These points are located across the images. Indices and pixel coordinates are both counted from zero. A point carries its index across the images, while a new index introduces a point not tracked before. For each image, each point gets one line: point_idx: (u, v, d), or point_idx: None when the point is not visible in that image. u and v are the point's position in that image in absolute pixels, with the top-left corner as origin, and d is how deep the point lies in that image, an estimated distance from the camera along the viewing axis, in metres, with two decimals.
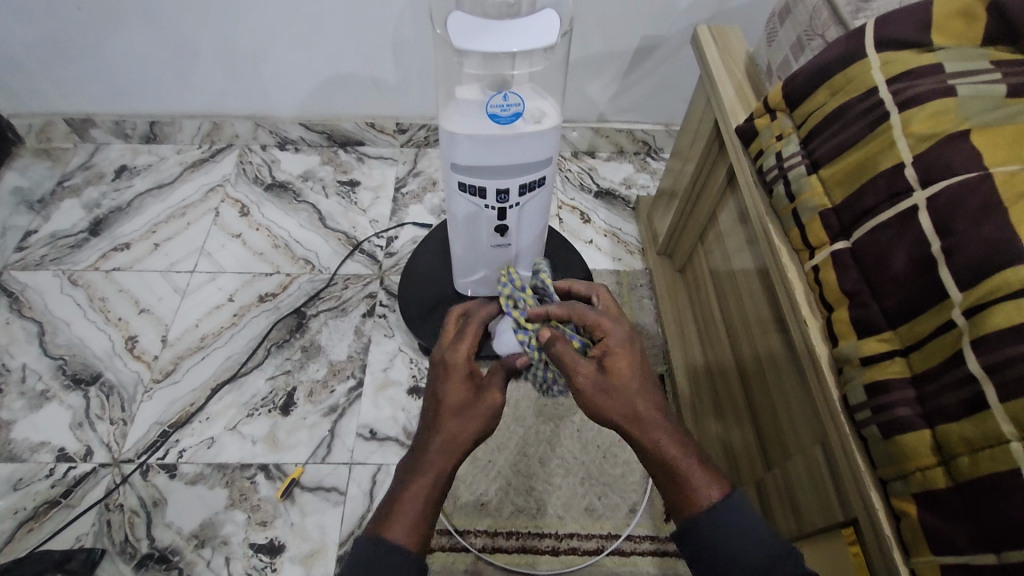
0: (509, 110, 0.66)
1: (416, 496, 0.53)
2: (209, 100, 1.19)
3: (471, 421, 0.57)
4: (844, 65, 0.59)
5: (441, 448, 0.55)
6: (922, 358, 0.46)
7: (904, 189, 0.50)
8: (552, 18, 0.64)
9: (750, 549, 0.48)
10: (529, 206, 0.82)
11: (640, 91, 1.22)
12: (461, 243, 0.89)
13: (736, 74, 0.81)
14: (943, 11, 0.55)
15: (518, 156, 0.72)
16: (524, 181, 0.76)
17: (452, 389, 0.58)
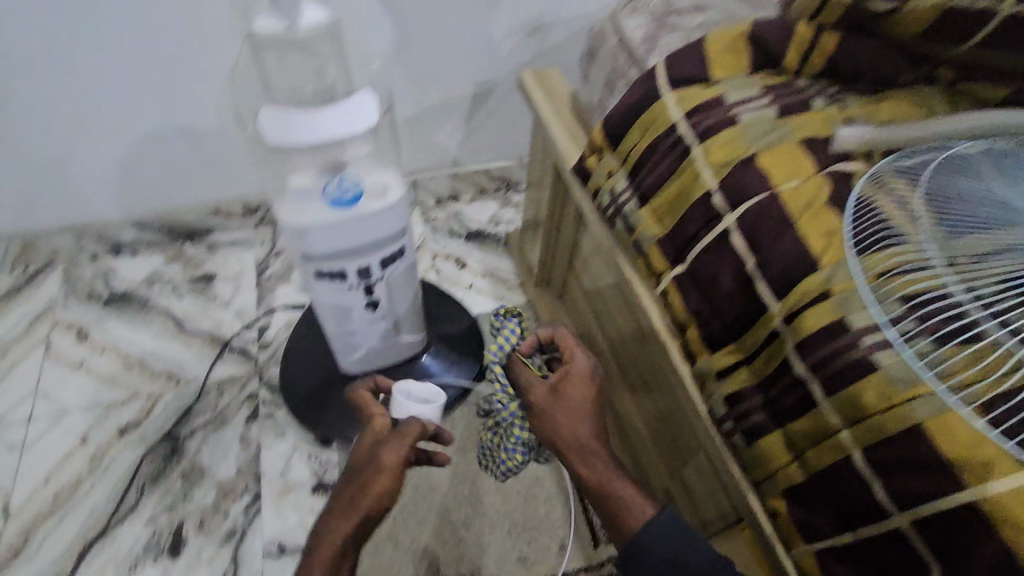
0: (348, 192, 0.65)
1: (321, 567, 0.56)
2: (15, 218, 1.08)
3: (383, 483, 0.59)
4: (645, 104, 0.64)
5: (356, 511, 0.58)
6: (761, 364, 0.51)
7: (716, 214, 0.56)
8: (368, 98, 0.64)
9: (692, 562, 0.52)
10: (395, 276, 0.80)
11: (485, 132, 1.27)
12: (333, 324, 0.85)
13: (562, 114, 0.87)
14: (715, 48, 0.62)
15: (370, 235, 0.70)
16: (383, 256, 0.74)
17: (385, 453, 0.61)
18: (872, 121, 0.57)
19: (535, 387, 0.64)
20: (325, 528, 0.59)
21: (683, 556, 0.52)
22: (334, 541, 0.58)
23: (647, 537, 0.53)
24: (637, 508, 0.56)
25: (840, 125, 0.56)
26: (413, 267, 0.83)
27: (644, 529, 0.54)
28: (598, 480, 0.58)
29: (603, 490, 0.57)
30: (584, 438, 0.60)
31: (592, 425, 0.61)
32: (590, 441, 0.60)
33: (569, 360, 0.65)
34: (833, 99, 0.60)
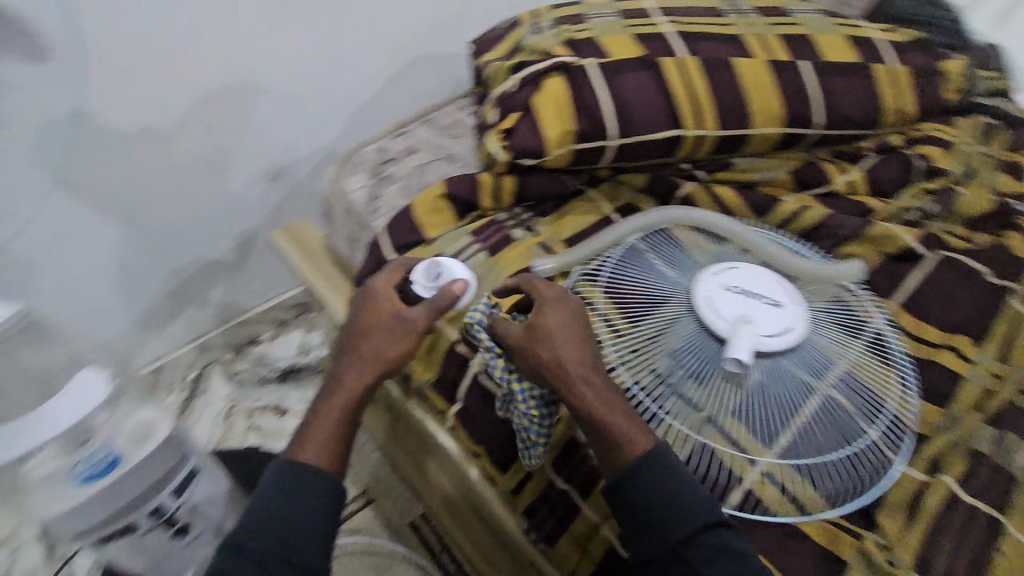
0: (107, 460, 0.69)
1: (322, 436, 0.60)
2: None
3: (364, 375, 0.62)
4: (381, 272, 0.72)
5: (341, 391, 0.62)
6: (537, 478, 0.63)
7: (466, 359, 0.67)
8: (91, 371, 0.70)
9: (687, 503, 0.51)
10: (196, 494, 0.81)
11: (263, 274, 1.23)
12: (144, 565, 0.80)
13: (322, 268, 0.92)
14: (423, 209, 0.72)
15: (146, 481, 0.72)
16: (172, 487, 0.76)
17: (360, 357, 0.62)
18: (558, 241, 0.72)
19: (508, 330, 0.60)
20: (364, 350, 0.63)
21: (686, 501, 0.52)
22: (343, 396, 0.62)
23: (642, 467, 0.52)
24: (634, 434, 0.54)
25: (537, 258, 0.69)
26: (212, 468, 0.83)
27: (643, 458, 0.52)
28: (588, 406, 0.54)
29: (598, 417, 0.54)
30: (573, 366, 0.56)
31: (584, 351, 0.57)
32: (579, 373, 0.55)
33: (537, 294, 0.60)
34: (527, 227, 0.73)
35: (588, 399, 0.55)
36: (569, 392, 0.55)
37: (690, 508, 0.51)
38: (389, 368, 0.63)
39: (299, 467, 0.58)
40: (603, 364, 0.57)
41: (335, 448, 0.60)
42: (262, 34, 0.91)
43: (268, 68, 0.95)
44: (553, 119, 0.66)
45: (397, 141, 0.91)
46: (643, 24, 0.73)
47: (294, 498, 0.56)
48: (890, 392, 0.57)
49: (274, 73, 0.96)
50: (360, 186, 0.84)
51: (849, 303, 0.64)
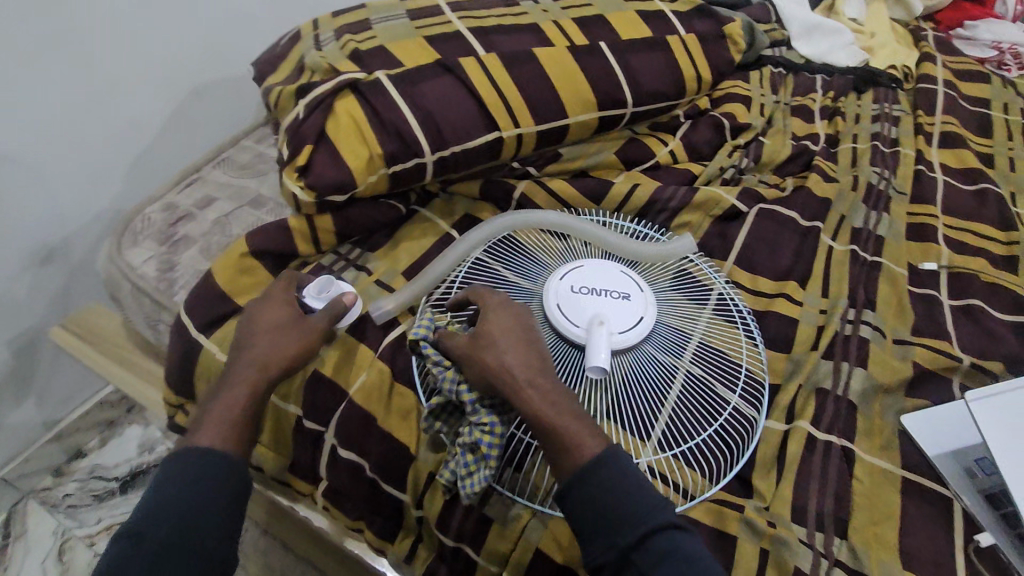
0: None
1: (215, 431, 0.49)
2: None
3: (275, 360, 0.53)
4: (190, 357, 0.60)
5: (243, 383, 0.52)
6: (426, 539, 0.55)
7: (317, 433, 0.57)
8: None
9: (630, 505, 0.45)
10: None
11: (69, 375, 1.02)
12: None
13: (133, 361, 0.78)
14: (228, 275, 0.61)
15: None
16: None
17: (261, 338, 0.54)
18: (396, 274, 0.65)
19: (453, 339, 0.52)
20: (256, 351, 0.53)
21: (634, 505, 0.45)
22: (243, 393, 0.51)
23: (596, 472, 0.45)
24: (590, 440, 0.47)
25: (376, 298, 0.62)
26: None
27: (595, 463, 0.46)
28: (540, 413, 0.47)
29: (549, 422, 0.47)
30: (525, 370, 0.48)
31: (536, 354, 0.50)
32: (525, 378, 0.48)
33: (484, 301, 0.53)
34: (358, 267, 0.66)
35: (537, 403, 0.47)
36: (517, 398, 0.47)
37: (635, 507, 0.45)
38: (295, 365, 0.54)
39: (195, 459, 0.48)
40: (551, 363, 0.50)
41: (234, 441, 0.50)
42: None
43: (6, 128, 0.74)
44: (354, 143, 0.58)
45: (186, 194, 0.78)
46: (436, 23, 0.68)
47: (186, 488, 0.47)
48: (743, 352, 0.58)
49: (6, 133, 0.74)
50: (147, 258, 0.70)
51: (691, 273, 0.64)
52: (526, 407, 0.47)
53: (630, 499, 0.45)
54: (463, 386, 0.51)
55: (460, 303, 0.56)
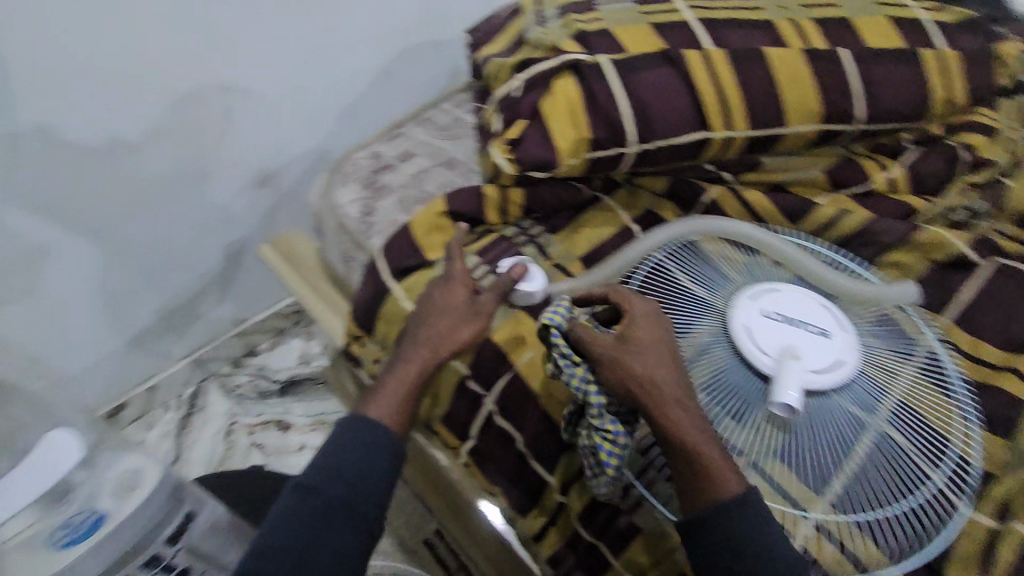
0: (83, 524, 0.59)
1: (388, 402, 0.57)
2: None
3: (449, 339, 0.57)
4: (379, 299, 0.65)
5: (419, 360, 0.58)
6: (559, 525, 0.56)
7: (478, 395, 0.60)
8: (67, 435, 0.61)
9: (761, 551, 0.45)
10: None
11: (258, 284, 1.17)
12: None
13: (318, 283, 0.87)
14: (423, 229, 0.65)
15: None
16: None
17: (437, 315, 0.58)
18: (573, 259, 0.66)
19: (597, 339, 0.50)
20: (429, 333, 0.58)
21: (766, 550, 0.45)
22: (415, 373, 0.57)
23: (733, 510, 0.45)
24: (728, 475, 0.46)
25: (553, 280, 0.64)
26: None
27: (737, 502, 0.45)
28: (683, 436, 0.47)
29: (692, 448, 0.46)
30: (671, 390, 0.48)
31: (681, 376, 0.49)
32: (673, 397, 0.48)
33: (629, 307, 0.52)
34: (537, 244, 0.67)
35: (680, 427, 0.47)
36: (660, 416, 0.47)
37: (765, 553, 0.45)
38: (458, 350, 0.58)
39: (372, 426, 0.55)
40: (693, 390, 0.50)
41: (398, 419, 0.56)
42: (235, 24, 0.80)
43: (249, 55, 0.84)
44: (566, 126, 0.59)
45: (391, 146, 0.85)
46: (662, 11, 0.65)
47: (361, 457, 0.54)
48: (952, 428, 0.51)
49: (245, 66, 0.84)
50: (352, 200, 0.77)
51: (897, 323, 0.57)
52: (667, 427, 0.47)
53: (766, 544, 0.45)
54: (594, 387, 0.50)
55: (595, 299, 0.55)
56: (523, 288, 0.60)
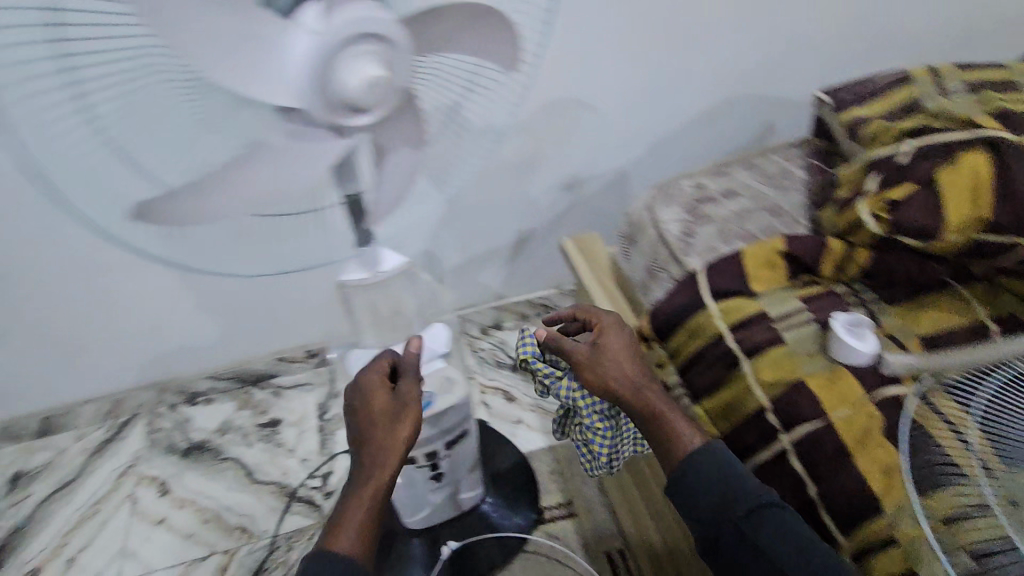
0: (421, 401, 0.80)
1: (361, 506, 0.66)
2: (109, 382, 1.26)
3: (393, 432, 0.69)
4: (689, 312, 0.71)
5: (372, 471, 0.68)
6: None
7: (773, 431, 0.62)
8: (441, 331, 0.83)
9: (763, 539, 0.56)
10: (457, 453, 0.93)
11: (529, 267, 1.34)
12: (403, 494, 0.96)
13: (605, 280, 0.96)
14: (756, 264, 0.70)
15: (437, 426, 0.83)
16: (449, 438, 0.87)
17: (377, 401, 0.69)
18: (912, 335, 0.64)
19: (576, 347, 0.69)
20: (366, 448, 0.68)
21: (785, 529, 0.56)
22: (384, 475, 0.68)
23: (692, 470, 0.61)
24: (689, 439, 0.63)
25: (886, 350, 0.62)
26: (474, 441, 0.94)
27: (701, 453, 0.61)
28: (651, 410, 0.64)
29: (659, 417, 0.64)
30: (638, 376, 0.66)
31: (642, 369, 0.67)
32: (640, 382, 0.66)
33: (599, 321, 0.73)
34: (867, 309, 0.67)
35: (646, 403, 0.64)
36: (626, 400, 0.65)
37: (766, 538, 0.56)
38: (413, 433, 0.70)
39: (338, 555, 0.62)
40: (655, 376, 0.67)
41: (363, 527, 0.65)
42: (593, 57, 1.01)
43: (597, 88, 1.05)
44: (962, 203, 0.61)
45: (717, 181, 0.89)
46: None
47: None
48: None
49: (594, 91, 1.05)
50: (675, 219, 0.83)
51: None
52: (635, 406, 0.65)
53: (786, 530, 0.56)
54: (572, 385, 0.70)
55: (568, 317, 0.77)
56: (855, 347, 0.61)
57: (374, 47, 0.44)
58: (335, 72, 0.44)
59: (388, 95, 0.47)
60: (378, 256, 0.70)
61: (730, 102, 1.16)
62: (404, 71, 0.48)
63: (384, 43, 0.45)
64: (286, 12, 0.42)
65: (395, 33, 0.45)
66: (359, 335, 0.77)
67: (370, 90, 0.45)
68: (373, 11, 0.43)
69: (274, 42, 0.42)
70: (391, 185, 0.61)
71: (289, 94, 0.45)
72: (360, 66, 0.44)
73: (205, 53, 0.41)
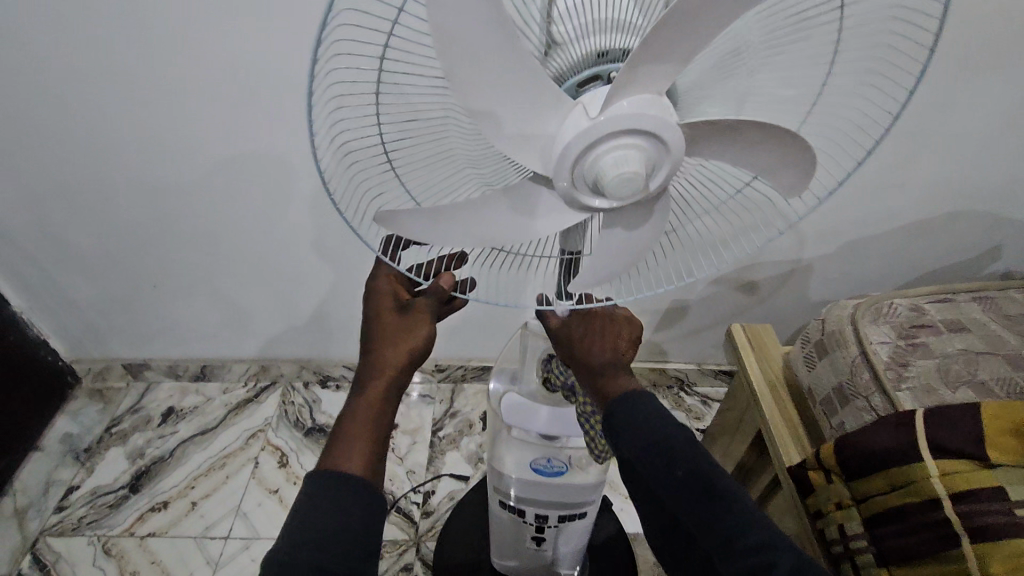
0: (553, 466, 0.76)
1: (360, 419, 0.56)
2: (260, 348, 1.36)
3: (395, 342, 0.58)
4: (898, 461, 0.61)
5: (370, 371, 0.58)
6: None
7: None
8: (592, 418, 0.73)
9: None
10: (567, 527, 0.88)
11: (671, 339, 1.32)
12: (503, 538, 0.95)
13: (773, 381, 0.88)
14: (996, 428, 0.58)
15: (563, 492, 0.79)
16: (564, 512, 0.83)
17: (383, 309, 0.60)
18: None
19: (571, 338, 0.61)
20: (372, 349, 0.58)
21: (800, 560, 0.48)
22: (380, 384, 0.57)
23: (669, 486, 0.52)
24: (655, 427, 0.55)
25: None
26: (586, 524, 0.89)
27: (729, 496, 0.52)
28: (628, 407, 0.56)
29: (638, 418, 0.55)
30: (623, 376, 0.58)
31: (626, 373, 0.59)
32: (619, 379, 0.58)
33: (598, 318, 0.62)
34: None
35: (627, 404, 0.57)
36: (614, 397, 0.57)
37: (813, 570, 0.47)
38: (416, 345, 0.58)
39: (339, 473, 0.53)
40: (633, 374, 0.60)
41: (368, 444, 0.56)
42: None
43: None
44: None
45: (937, 308, 0.79)
46: None
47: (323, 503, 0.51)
48: None
49: None
50: (884, 341, 0.74)
51: None
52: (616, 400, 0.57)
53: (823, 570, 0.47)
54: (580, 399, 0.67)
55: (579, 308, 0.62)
56: None
57: (644, 142, 0.42)
58: (591, 153, 0.42)
59: (637, 195, 0.44)
60: None
61: (942, 216, 1.06)
62: (663, 175, 0.45)
63: (656, 139, 0.42)
64: (572, 92, 0.44)
65: (671, 134, 0.42)
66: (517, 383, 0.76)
67: (620, 183, 0.42)
68: (656, 105, 0.42)
69: (553, 116, 0.42)
70: (606, 269, 0.56)
71: (542, 164, 0.45)
72: (621, 151, 0.42)
73: (484, 113, 0.43)
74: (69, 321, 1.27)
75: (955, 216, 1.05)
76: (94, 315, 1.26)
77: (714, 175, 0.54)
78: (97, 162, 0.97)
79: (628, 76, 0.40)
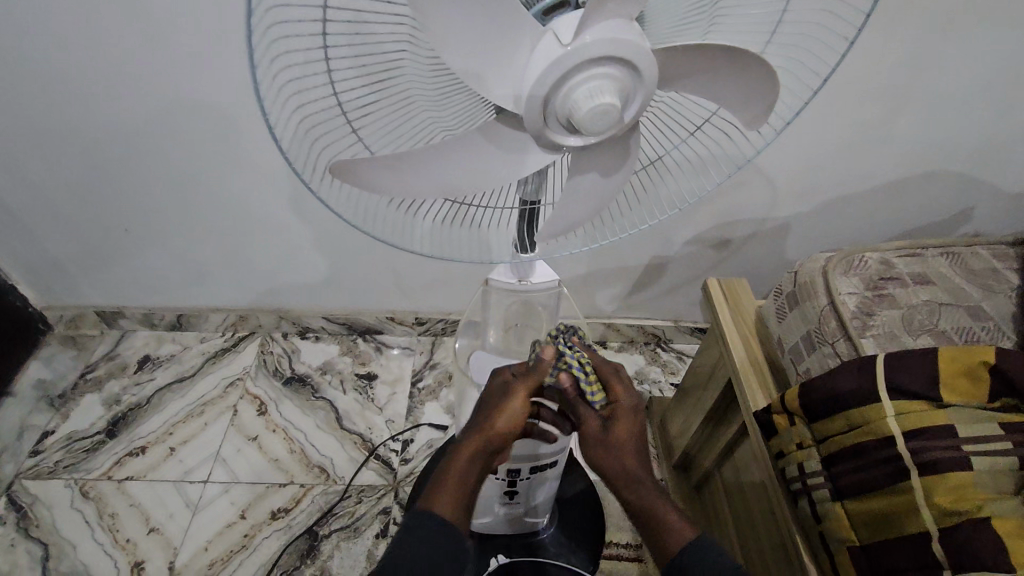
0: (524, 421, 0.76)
1: (457, 476, 0.61)
2: (238, 299, 1.35)
3: (495, 415, 0.64)
4: (858, 403, 0.63)
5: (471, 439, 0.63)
6: None
7: (934, 562, 0.55)
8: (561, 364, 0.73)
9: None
10: (537, 479, 0.90)
11: (648, 297, 1.34)
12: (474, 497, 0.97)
13: (744, 330, 0.91)
14: (950, 370, 0.61)
15: (529, 448, 0.80)
16: (535, 464, 0.85)
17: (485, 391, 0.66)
18: None
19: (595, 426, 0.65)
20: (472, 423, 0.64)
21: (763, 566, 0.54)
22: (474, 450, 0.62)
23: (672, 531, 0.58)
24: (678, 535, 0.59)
25: None
26: (557, 471, 0.92)
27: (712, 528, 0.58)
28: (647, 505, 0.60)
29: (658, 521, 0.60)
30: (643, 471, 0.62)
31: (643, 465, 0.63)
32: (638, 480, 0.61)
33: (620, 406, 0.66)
34: None
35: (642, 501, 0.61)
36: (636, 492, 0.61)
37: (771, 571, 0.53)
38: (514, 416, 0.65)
39: (435, 522, 0.58)
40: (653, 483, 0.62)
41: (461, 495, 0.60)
42: None
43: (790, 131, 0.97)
44: None
45: (905, 262, 0.81)
46: None
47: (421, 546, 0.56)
48: None
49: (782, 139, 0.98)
50: (852, 293, 0.76)
51: None
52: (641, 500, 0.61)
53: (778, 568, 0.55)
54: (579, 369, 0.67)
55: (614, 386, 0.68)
56: None
57: (617, 70, 0.41)
58: (565, 86, 0.41)
59: (615, 127, 0.44)
60: (533, 265, 0.71)
61: (918, 176, 1.07)
62: (637, 106, 0.45)
63: (630, 69, 0.41)
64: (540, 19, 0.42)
65: (648, 64, 0.41)
66: (494, 330, 0.76)
67: (599, 116, 0.41)
68: (632, 30, 0.40)
69: (520, 49, 0.41)
70: (575, 213, 0.57)
71: (513, 100, 0.43)
72: (595, 84, 0.41)
73: (454, 53, 0.41)
74: (38, 267, 1.24)
75: (930, 175, 1.07)
76: (63, 260, 1.23)
77: (675, 111, 0.55)
78: (59, 98, 0.93)
79: (601, 3, 0.38)
